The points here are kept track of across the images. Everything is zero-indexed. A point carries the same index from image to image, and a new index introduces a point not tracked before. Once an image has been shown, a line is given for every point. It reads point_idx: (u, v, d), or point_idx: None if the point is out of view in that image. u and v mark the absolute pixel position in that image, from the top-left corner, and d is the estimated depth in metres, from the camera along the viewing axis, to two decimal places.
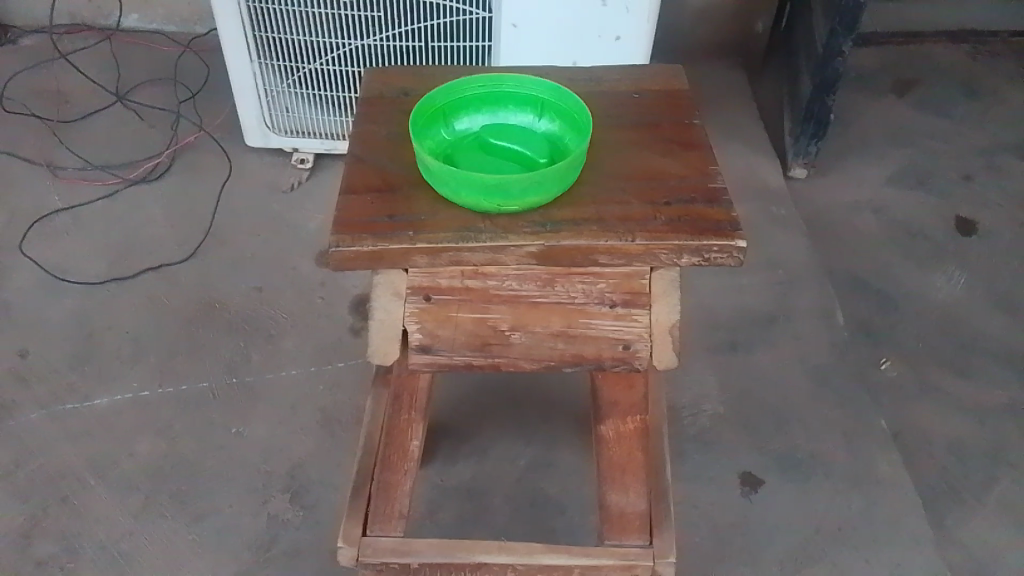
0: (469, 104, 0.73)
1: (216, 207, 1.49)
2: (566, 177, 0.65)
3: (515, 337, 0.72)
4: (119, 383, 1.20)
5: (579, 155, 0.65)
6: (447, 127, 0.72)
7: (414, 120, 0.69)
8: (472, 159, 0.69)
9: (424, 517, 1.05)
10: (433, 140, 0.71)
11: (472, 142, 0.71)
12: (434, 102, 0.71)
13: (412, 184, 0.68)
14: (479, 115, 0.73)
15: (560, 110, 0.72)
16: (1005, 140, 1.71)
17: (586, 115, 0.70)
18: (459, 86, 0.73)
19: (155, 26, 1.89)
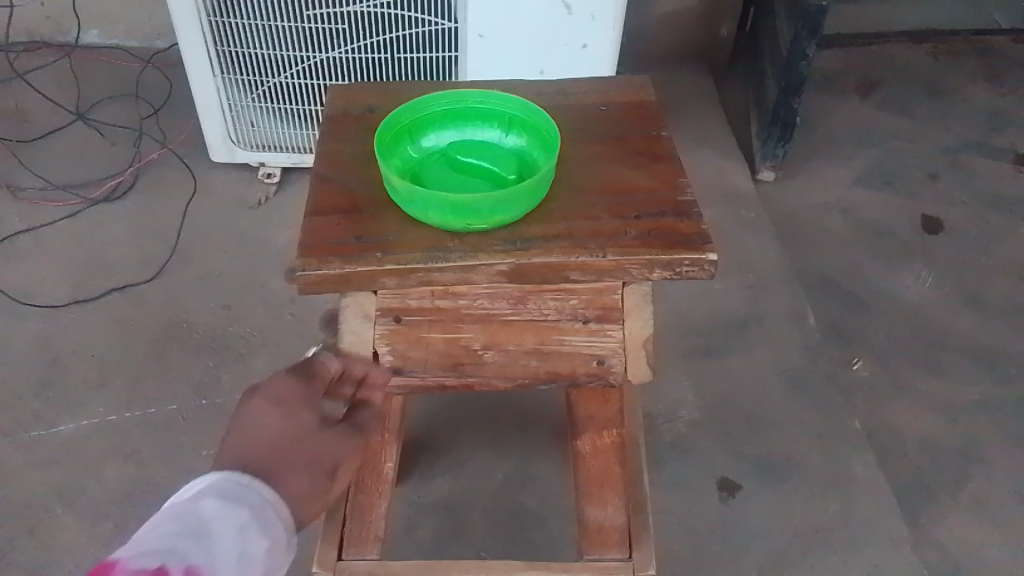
0: (435, 122, 0.72)
1: (181, 225, 1.47)
2: (535, 193, 0.64)
3: (488, 355, 0.71)
4: (85, 409, 1.18)
5: (548, 170, 0.65)
6: (414, 145, 0.72)
7: (380, 139, 0.68)
8: (440, 178, 0.68)
9: (402, 534, 1.04)
10: (399, 160, 0.70)
11: (439, 159, 0.70)
12: (399, 121, 0.70)
13: (379, 204, 0.67)
14: (445, 132, 0.73)
15: (528, 125, 0.71)
16: (967, 138, 1.74)
17: (554, 130, 0.69)
18: (425, 103, 0.72)
19: (115, 41, 1.86)
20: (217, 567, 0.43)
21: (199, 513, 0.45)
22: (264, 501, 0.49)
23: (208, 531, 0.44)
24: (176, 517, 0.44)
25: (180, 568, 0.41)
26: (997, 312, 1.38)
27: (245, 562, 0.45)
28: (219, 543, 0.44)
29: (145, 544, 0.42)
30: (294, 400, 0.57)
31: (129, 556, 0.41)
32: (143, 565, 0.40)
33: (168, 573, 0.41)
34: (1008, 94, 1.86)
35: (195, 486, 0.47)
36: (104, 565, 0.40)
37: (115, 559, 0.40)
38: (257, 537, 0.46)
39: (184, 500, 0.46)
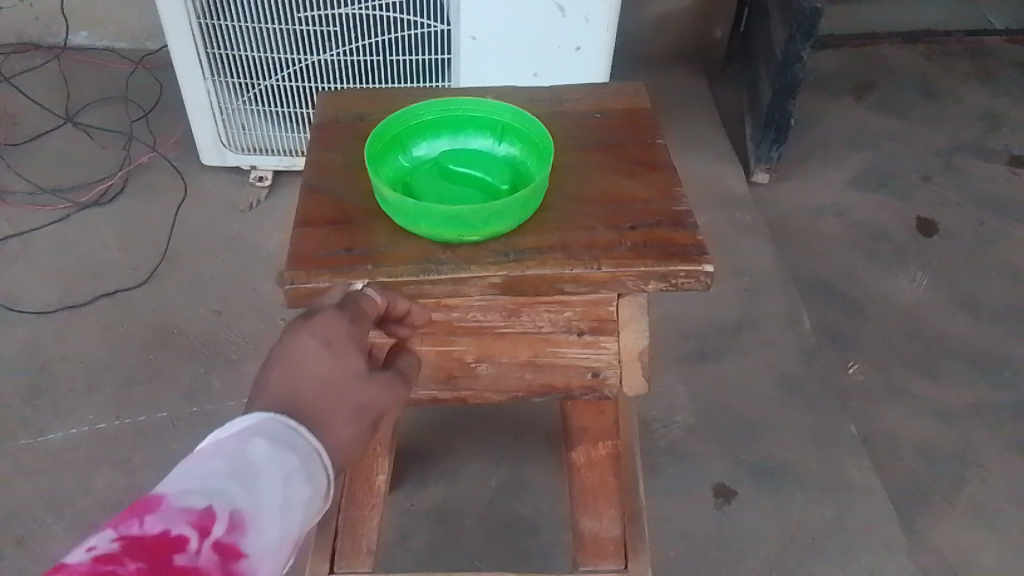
0: (427, 130, 0.71)
1: (172, 229, 1.46)
2: (529, 205, 0.63)
3: (481, 368, 0.71)
4: (75, 417, 1.16)
5: (541, 181, 0.64)
6: (405, 154, 0.71)
7: (370, 148, 0.67)
8: (432, 188, 0.67)
9: (395, 543, 1.03)
10: (390, 169, 0.69)
11: (431, 168, 0.69)
12: (391, 130, 0.69)
13: (369, 214, 0.66)
14: (438, 140, 0.72)
15: (521, 133, 0.71)
16: (962, 140, 1.73)
17: (547, 139, 0.68)
18: (415, 111, 0.71)
19: (105, 43, 1.84)
20: (261, 514, 0.41)
21: (245, 452, 0.43)
22: (312, 445, 0.47)
23: (254, 473, 0.43)
24: (222, 454, 0.43)
25: (223, 512, 0.40)
26: (992, 315, 1.38)
27: (289, 510, 0.43)
28: (265, 489, 0.42)
29: (191, 478, 0.41)
30: (344, 340, 0.53)
31: (176, 493, 0.40)
32: (187, 506, 0.39)
33: (211, 516, 0.39)
34: (1003, 96, 1.86)
35: (244, 421, 0.46)
36: (148, 501, 0.39)
37: (162, 497, 0.39)
38: (301, 485, 0.44)
39: (233, 435, 0.44)
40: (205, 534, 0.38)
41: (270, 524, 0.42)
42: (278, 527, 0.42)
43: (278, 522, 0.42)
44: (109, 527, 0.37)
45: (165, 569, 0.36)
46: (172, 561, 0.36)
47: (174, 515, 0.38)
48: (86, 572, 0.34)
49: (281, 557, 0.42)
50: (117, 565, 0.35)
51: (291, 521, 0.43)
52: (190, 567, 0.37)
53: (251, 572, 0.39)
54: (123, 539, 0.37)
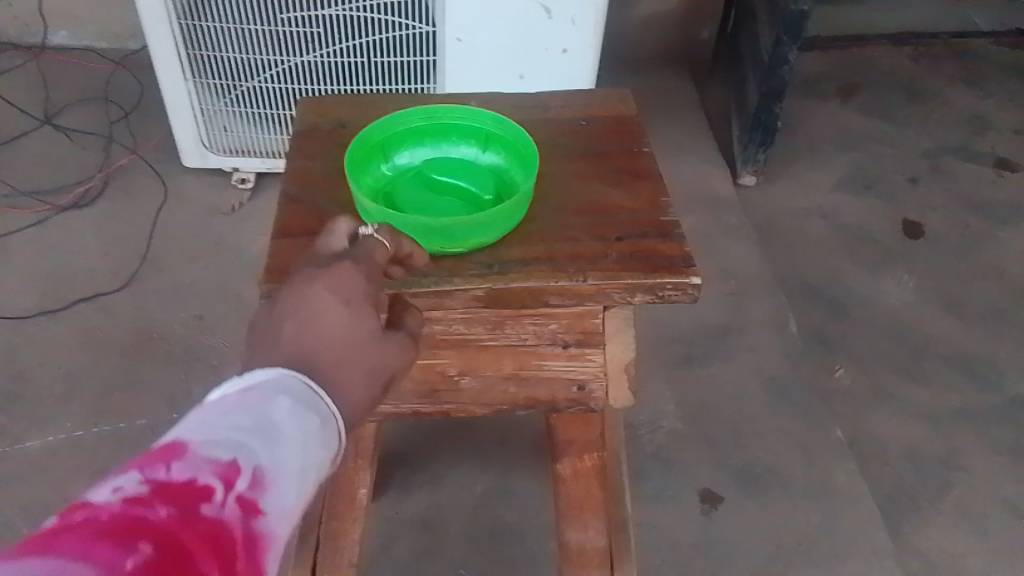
0: (411, 137, 0.70)
1: (152, 232, 1.44)
2: (510, 221, 0.63)
3: (464, 381, 0.71)
4: (52, 424, 1.14)
5: (523, 196, 0.63)
6: (387, 162, 0.69)
7: (351, 157, 0.66)
8: (412, 198, 0.66)
9: (379, 552, 1.02)
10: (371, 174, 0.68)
11: (413, 177, 0.68)
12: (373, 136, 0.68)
13: None
14: (420, 148, 0.70)
15: (505, 141, 0.70)
16: (947, 142, 1.73)
17: (534, 152, 0.67)
18: (397, 119, 0.69)
19: (85, 43, 1.82)
20: (283, 472, 0.39)
21: (269, 406, 0.41)
22: (334, 404, 0.45)
23: (279, 429, 0.40)
24: (246, 406, 0.41)
25: (248, 468, 0.38)
26: (978, 318, 1.38)
27: (307, 472, 0.41)
28: (289, 446, 0.40)
29: (214, 427, 0.39)
30: (355, 304, 0.51)
31: (201, 441, 0.37)
32: (213, 457, 0.37)
33: (237, 470, 0.37)
34: (988, 98, 1.86)
35: (266, 374, 0.43)
36: (171, 447, 0.37)
37: (186, 444, 0.37)
38: (320, 446, 0.42)
39: (258, 386, 0.42)
40: (230, 488, 0.36)
41: (292, 483, 0.40)
42: (299, 487, 0.40)
43: (297, 483, 0.40)
44: (132, 470, 0.35)
45: (192, 521, 0.33)
46: (198, 512, 0.34)
47: (199, 464, 0.36)
48: (114, 518, 0.31)
49: (297, 518, 0.40)
50: (145, 512, 0.32)
51: (311, 482, 0.41)
52: (215, 520, 0.35)
53: (270, 531, 0.37)
54: (148, 483, 0.34)
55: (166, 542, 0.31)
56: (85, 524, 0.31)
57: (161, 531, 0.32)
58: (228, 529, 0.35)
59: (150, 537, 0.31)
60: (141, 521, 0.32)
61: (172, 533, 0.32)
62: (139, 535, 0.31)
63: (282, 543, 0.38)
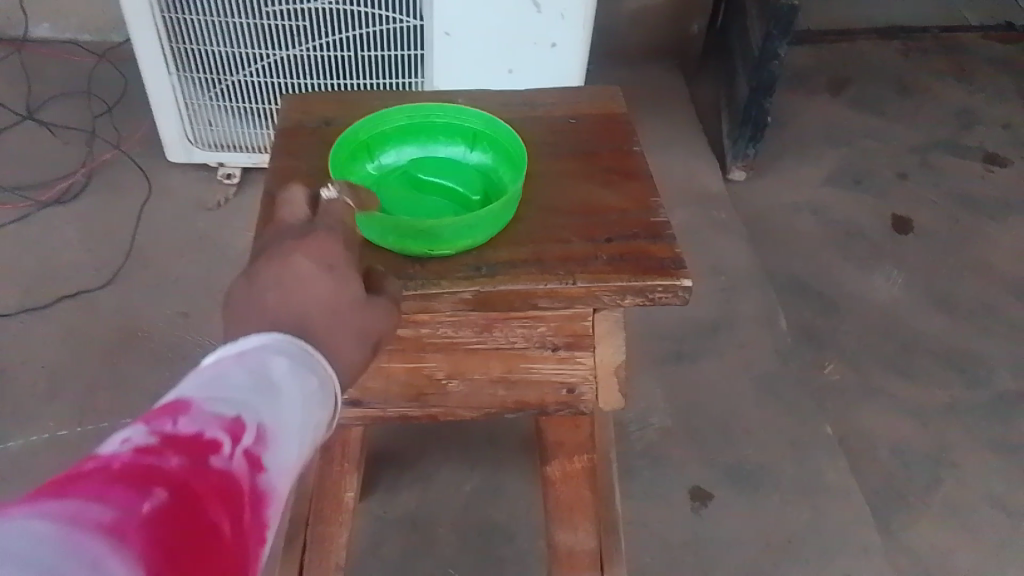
0: (398, 136, 0.70)
1: (136, 227, 1.42)
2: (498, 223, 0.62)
3: (452, 385, 0.70)
4: (35, 423, 1.13)
5: (512, 199, 0.62)
6: (373, 161, 0.69)
7: (336, 155, 0.65)
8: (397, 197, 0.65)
9: (367, 552, 1.01)
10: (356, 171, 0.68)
11: (399, 176, 0.68)
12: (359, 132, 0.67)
13: None
14: (407, 148, 0.70)
15: (493, 141, 0.70)
16: (936, 137, 1.73)
17: (522, 152, 0.67)
18: (384, 117, 0.69)
19: (68, 35, 1.79)
20: (282, 432, 0.40)
21: (266, 370, 0.42)
22: (324, 374, 0.46)
23: (277, 390, 0.41)
24: (244, 369, 0.41)
25: (251, 425, 0.39)
26: (967, 314, 1.38)
27: (304, 433, 0.42)
28: (287, 407, 0.41)
29: (215, 387, 0.40)
30: (338, 308, 0.50)
31: (206, 397, 0.38)
32: (218, 412, 0.38)
33: (241, 426, 0.38)
34: (978, 93, 1.86)
35: (259, 341, 0.44)
36: (175, 403, 0.37)
37: (190, 400, 0.38)
38: (315, 409, 0.44)
39: (253, 351, 0.43)
40: (236, 442, 0.37)
41: (289, 443, 0.41)
42: (296, 447, 0.41)
43: (296, 442, 0.41)
44: (140, 421, 0.35)
45: (204, 470, 0.34)
46: (208, 463, 0.35)
47: (205, 418, 0.37)
48: (130, 462, 0.32)
49: (293, 477, 0.41)
50: (159, 459, 0.33)
51: (308, 442, 0.42)
52: (224, 471, 0.35)
53: (271, 488, 0.38)
54: (157, 433, 0.35)
55: (182, 487, 0.32)
56: (101, 469, 0.31)
57: (176, 477, 0.32)
58: (236, 480, 0.36)
59: (165, 481, 0.32)
60: (156, 466, 0.32)
61: (186, 479, 0.33)
62: (157, 479, 0.32)
63: (280, 500, 0.39)
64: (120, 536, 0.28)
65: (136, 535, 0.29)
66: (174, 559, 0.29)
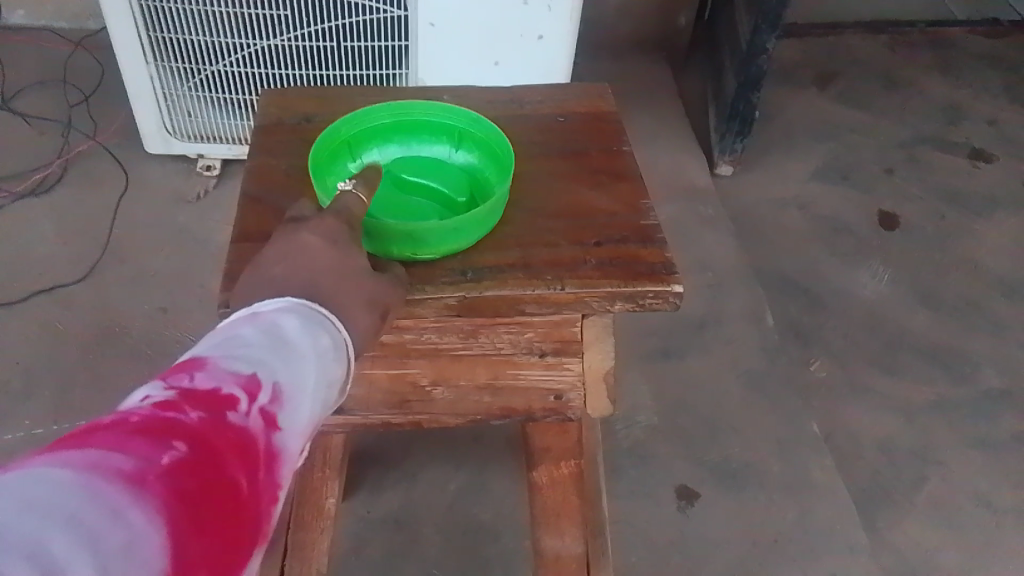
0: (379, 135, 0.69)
1: (114, 220, 1.39)
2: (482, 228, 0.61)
3: (437, 392, 0.71)
4: (10, 421, 1.10)
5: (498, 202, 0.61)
6: (355, 159, 0.68)
7: (317, 155, 0.64)
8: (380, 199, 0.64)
9: (350, 552, 1.00)
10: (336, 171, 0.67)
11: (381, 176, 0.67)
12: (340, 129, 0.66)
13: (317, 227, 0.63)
14: (388, 147, 0.69)
15: (478, 140, 0.69)
16: (923, 132, 1.73)
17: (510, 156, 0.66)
18: (367, 115, 0.68)
19: (44, 22, 1.75)
20: (295, 392, 0.42)
21: (281, 332, 0.44)
22: (339, 335, 0.48)
23: (291, 351, 0.43)
24: (259, 331, 0.43)
25: (267, 383, 0.40)
26: (953, 310, 1.38)
27: (317, 393, 0.44)
28: (301, 367, 0.43)
29: (232, 347, 0.41)
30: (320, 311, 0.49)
31: (223, 357, 0.40)
32: (234, 370, 0.39)
33: (257, 384, 0.39)
34: (964, 87, 1.86)
35: (274, 304, 0.46)
36: (193, 362, 0.39)
37: (208, 359, 0.39)
38: (329, 368, 0.45)
39: (267, 314, 0.45)
40: (252, 399, 0.39)
41: (302, 402, 0.42)
42: (308, 406, 0.43)
43: (309, 402, 0.43)
44: (160, 378, 0.37)
45: (220, 425, 0.36)
46: (225, 418, 0.36)
47: (222, 375, 0.38)
48: (151, 415, 0.33)
49: (305, 435, 0.42)
50: (178, 413, 0.34)
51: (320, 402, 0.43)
52: (240, 427, 0.37)
53: (283, 445, 0.40)
54: (176, 390, 0.36)
55: (200, 440, 0.34)
56: (123, 421, 0.33)
57: (196, 430, 0.34)
58: (251, 436, 0.37)
59: (185, 434, 0.33)
60: (176, 419, 0.34)
61: (204, 433, 0.34)
62: (176, 432, 0.33)
63: (292, 457, 0.41)
64: (139, 486, 0.30)
65: (155, 485, 0.30)
66: (190, 509, 0.31)
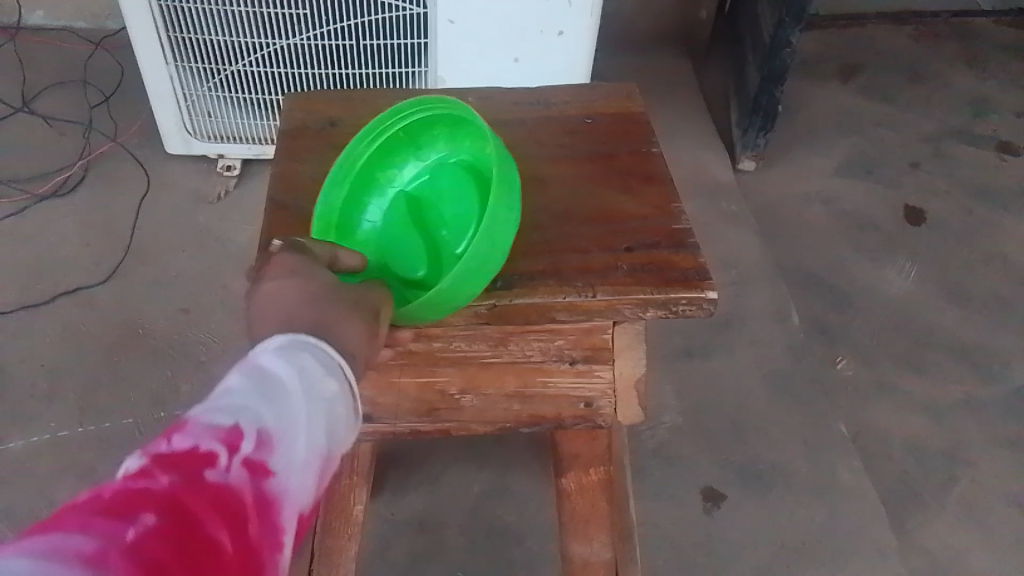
0: (447, 134, 0.71)
1: (136, 220, 1.40)
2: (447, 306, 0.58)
3: (465, 400, 0.72)
4: (35, 424, 1.11)
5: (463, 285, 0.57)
6: (418, 155, 0.72)
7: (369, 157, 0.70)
8: (404, 222, 0.70)
9: (375, 555, 0.99)
10: (395, 171, 0.72)
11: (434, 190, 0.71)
12: (381, 127, 0.69)
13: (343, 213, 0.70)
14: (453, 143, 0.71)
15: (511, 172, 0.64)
16: (949, 125, 1.70)
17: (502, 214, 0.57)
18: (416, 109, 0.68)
19: (63, 22, 1.76)
20: (286, 432, 0.40)
21: (266, 375, 0.42)
22: (330, 363, 0.46)
23: (277, 392, 0.41)
24: (243, 379, 0.41)
25: (252, 431, 0.38)
26: (980, 307, 1.35)
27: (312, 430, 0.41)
28: (289, 408, 0.41)
29: (214, 403, 0.39)
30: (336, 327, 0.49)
31: (203, 412, 0.38)
32: (215, 424, 0.37)
33: (239, 435, 0.37)
34: (990, 79, 1.83)
35: (259, 349, 0.44)
36: (173, 425, 0.37)
37: (187, 419, 0.37)
38: (321, 404, 0.43)
39: (250, 361, 0.43)
40: (234, 452, 0.37)
41: (296, 443, 0.40)
42: (304, 443, 0.41)
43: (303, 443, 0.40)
44: (135, 449, 0.35)
45: (199, 484, 0.34)
46: (204, 477, 0.34)
47: (201, 432, 0.36)
48: (119, 489, 0.31)
49: (309, 474, 0.40)
50: (150, 480, 0.32)
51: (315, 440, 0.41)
52: (222, 483, 0.35)
53: (281, 489, 0.38)
54: (151, 456, 0.34)
55: (173, 505, 0.31)
56: (91, 499, 0.31)
57: (168, 495, 0.32)
58: (236, 489, 0.35)
59: (157, 501, 0.31)
60: (146, 488, 0.32)
61: (179, 496, 0.32)
62: (147, 501, 0.31)
63: (294, 504, 0.38)
64: (103, 565, 0.27)
65: (119, 562, 0.28)
66: None
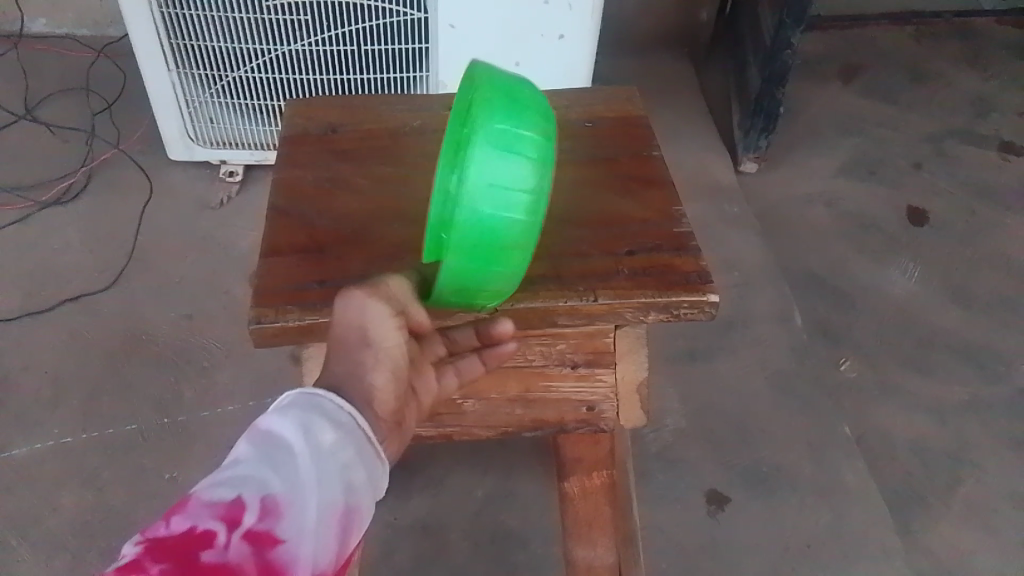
0: None
1: (139, 227, 1.40)
2: (491, 250, 0.55)
3: (468, 405, 0.73)
4: (39, 431, 1.11)
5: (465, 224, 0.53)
6: None
7: None
8: None
9: (379, 559, 0.99)
10: None
11: None
12: None
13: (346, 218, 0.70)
14: None
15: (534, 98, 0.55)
16: (951, 125, 1.70)
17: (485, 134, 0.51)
18: None
19: (66, 30, 1.76)
20: (296, 495, 0.39)
21: (275, 438, 0.41)
22: (344, 413, 0.45)
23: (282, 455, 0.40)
24: (251, 447, 0.41)
25: (254, 501, 0.37)
26: (984, 307, 1.35)
27: (325, 487, 0.40)
28: (296, 469, 0.40)
29: (221, 476, 0.39)
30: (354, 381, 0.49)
31: (206, 489, 0.38)
32: (215, 500, 0.37)
33: (240, 508, 0.37)
34: (991, 79, 1.83)
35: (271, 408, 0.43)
36: (178, 505, 0.37)
37: (190, 497, 0.37)
38: (333, 457, 0.42)
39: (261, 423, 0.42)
40: (234, 526, 0.36)
41: (308, 504, 0.39)
42: (318, 504, 0.39)
43: (315, 503, 0.39)
44: (138, 537, 0.35)
45: (193, 568, 0.33)
46: (198, 559, 0.34)
47: (201, 512, 0.36)
48: None
49: (323, 538, 0.39)
50: None
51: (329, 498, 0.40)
52: (219, 562, 0.34)
53: (289, 559, 0.36)
54: (149, 544, 0.34)
55: None
56: None
57: None
58: (236, 566, 0.34)
59: None
60: None
61: None
62: None
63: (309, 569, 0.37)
64: None
65: None
66: None
